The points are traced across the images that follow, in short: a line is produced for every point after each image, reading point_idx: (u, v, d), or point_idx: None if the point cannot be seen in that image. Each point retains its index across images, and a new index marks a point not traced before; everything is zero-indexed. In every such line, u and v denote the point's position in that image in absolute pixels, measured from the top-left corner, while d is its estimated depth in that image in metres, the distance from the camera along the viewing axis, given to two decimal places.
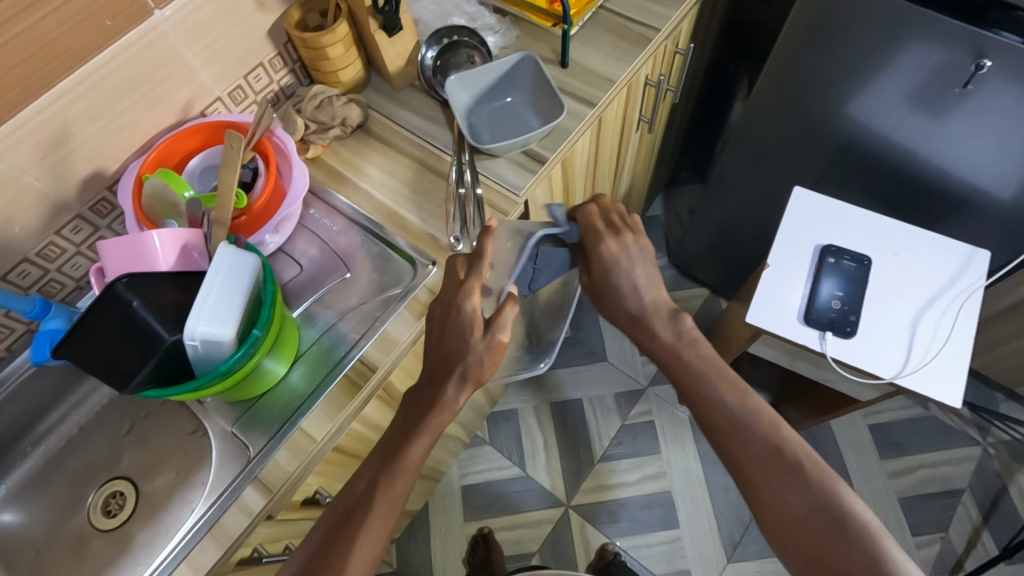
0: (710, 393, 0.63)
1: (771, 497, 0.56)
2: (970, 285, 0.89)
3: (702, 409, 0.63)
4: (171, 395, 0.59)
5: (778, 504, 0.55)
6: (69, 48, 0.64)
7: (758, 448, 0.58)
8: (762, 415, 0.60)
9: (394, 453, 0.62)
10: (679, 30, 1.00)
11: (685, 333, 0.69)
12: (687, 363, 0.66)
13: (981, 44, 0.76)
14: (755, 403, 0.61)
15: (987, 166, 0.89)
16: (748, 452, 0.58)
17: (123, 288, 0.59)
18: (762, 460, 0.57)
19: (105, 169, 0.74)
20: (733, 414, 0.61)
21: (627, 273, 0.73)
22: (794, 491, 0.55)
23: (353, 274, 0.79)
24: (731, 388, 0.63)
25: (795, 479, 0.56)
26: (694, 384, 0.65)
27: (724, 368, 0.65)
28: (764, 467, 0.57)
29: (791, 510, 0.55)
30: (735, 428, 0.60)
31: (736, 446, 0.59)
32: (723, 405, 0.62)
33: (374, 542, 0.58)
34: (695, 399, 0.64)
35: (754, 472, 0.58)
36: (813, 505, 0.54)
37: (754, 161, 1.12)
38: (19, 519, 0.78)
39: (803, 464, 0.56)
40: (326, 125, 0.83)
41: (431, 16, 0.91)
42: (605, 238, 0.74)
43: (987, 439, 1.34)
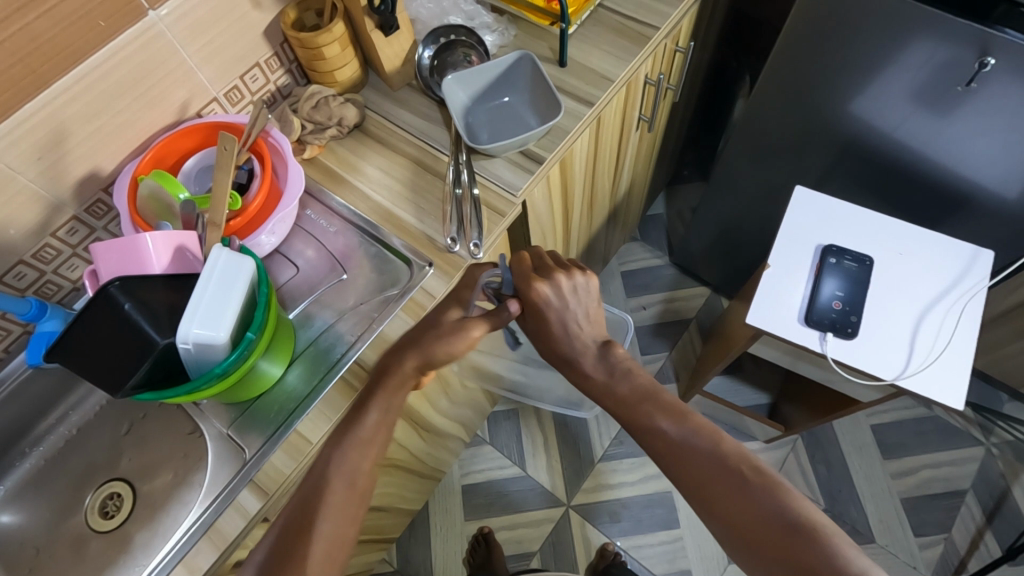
0: (649, 421, 0.62)
1: (729, 514, 0.55)
2: (974, 284, 0.88)
3: (645, 439, 0.62)
4: (165, 397, 0.59)
5: (734, 520, 0.55)
6: (64, 48, 0.63)
7: (703, 464, 0.58)
8: (701, 433, 0.60)
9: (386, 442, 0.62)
10: (679, 28, 0.99)
11: (616, 367, 0.66)
12: (620, 393, 0.64)
13: (984, 41, 0.75)
14: (692, 422, 0.60)
15: (994, 165, 0.88)
16: (698, 473, 0.58)
17: (116, 291, 0.59)
18: (709, 474, 0.57)
19: (101, 170, 0.74)
20: (672, 437, 0.60)
21: (562, 320, 0.66)
22: (749, 504, 0.55)
23: (350, 275, 0.79)
24: (671, 412, 0.62)
25: (748, 491, 0.55)
26: (633, 417, 0.63)
27: (661, 393, 0.64)
28: (715, 485, 0.56)
29: (751, 522, 0.54)
30: (677, 451, 0.59)
31: (685, 469, 0.58)
32: (665, 431, 0.61)
33: None
34: (632, 427, 0.63)
35: (706, 491, 0.57)
36: (769, 515, 0.54)
37: (755, 160, 1.11)
38: (18, 520, 0.78)
39: (751, 475, 0.56)
40: (323, 125, 0.83)
41: (428, 15, 0.90)
42: (535, 282, 0.65)
43: (990, 439, 1.33)
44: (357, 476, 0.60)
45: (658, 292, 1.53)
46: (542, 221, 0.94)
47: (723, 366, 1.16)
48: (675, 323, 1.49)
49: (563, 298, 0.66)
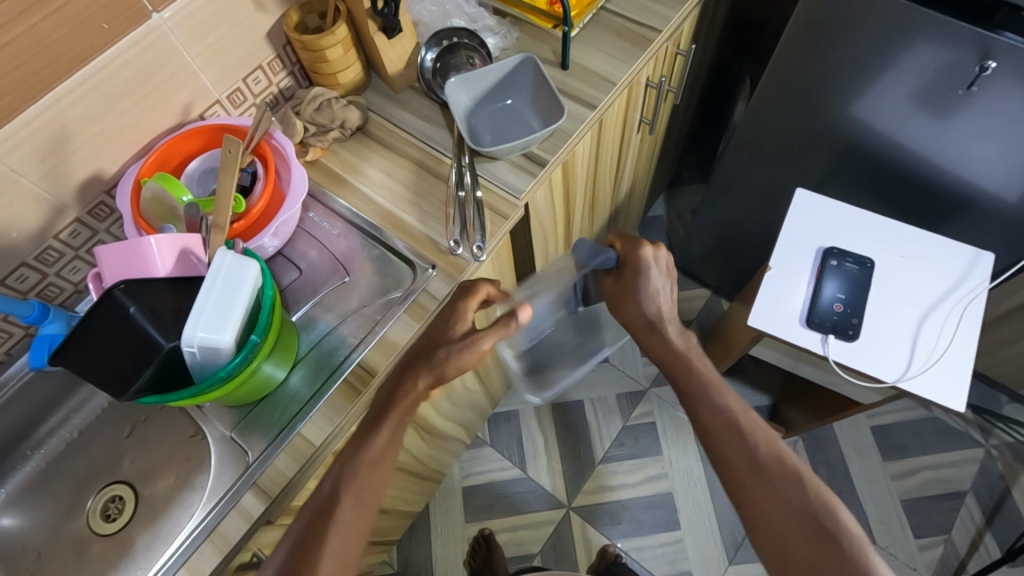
0: (709, 402, 0.65)
1: (764, 504, 0.58)
2: (973, 288, 0.88)
3: (701, 416, 0.65)
4: (170, 400, 0.59)
5: (769, 511, 0.58)
6: (67, 51, 0.63)
7: (758, 453, 0.61)
8: (756, 427, 0.63)
9: (355, 450, 0.63)
10: (681, 30, 0.99)
11: (692, 345, 0.71)
12: (695, 371, 0.68)
13: (985, 44, 0.75)
14: (754, 417, 0.64)
15: (995, 168, 0.88)
16: (749, 461, 0.61)
17: (120, 294, 0.59)
18: (760, 466, 0.60)
19: (104, 172, 0.74)
20: (734, 422, 0.63)
21: (652, 285, 0.72)
22: (788, 498, 0.58)
23: (353, 278, 0.79)
24: (733, 400, 0.65)
25: (789, 485, 0.59)
26: (697, 395, 0.67)
27: (723, 382, 0.67)
28: (760, 476, 0.60)
29: (785, 515, 0.57)
30: (735, 438, 0.62)
31: (731, 454, 0.62)
32: (723, 416, 0.64)
33: (347, 536, 0.59)
34: (693, 405, 0.66)
35: (751, 479, 0.60)
36: (805, 513, 0.57)
37: (756, 163, 1.11)
38: (19, 523, 0.78)
39: (798, 472, 0.59)
40: (326, 127, 0.83)
41: (431, 17, 0.90)
42: (642, 245, 0.73)
43: (989, 440, 1.34)
44: (336, 488, 0.61)
45: None
46: (544, 223, 0.94)
47: (723, 368, 1.16)
48: None
49: (660, 267, 0.73)
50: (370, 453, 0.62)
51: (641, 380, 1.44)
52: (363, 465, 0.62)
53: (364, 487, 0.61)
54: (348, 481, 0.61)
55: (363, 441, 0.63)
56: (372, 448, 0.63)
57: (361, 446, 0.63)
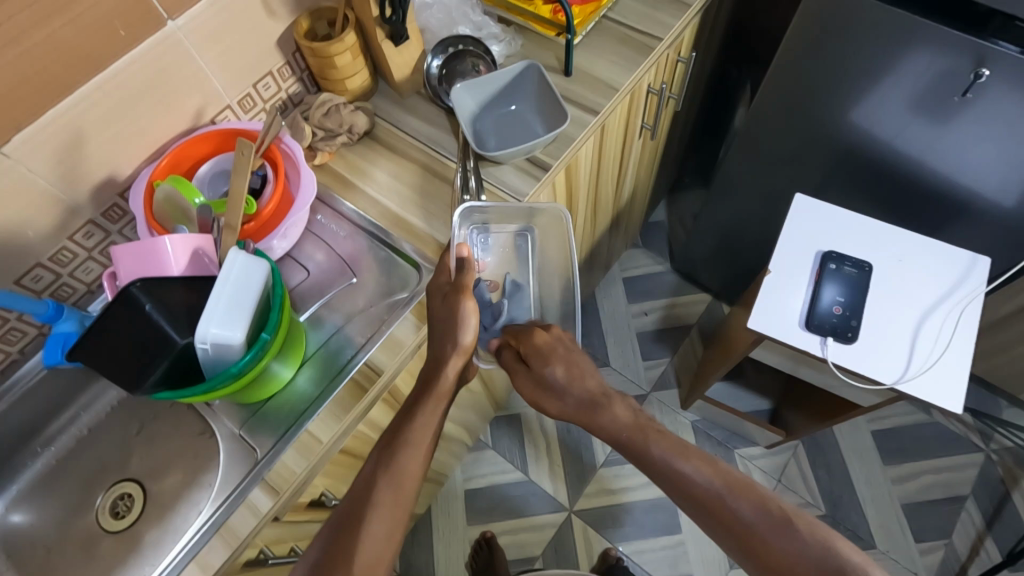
0: (678, 471, 0.64)
1: (769, 557, 0.58)
2: (971, 291, 0.89)
3: (677, 487, 0.64)
4: (183, 396, 0.61)
5: (780, 566, 0.58)
6: (86, 56, 0.65)
7: (741, 511, 0.61)
8: (730, 480, 0.63)
9: (397, 433, 0.64)
10: (682, 38, 1.01)
11: (641, 417, 0.69)
12: (648, 440, 0.67)
13: (981, 53, 0.77)
14: (720, 469, 0.64)
15: (991, 175, 0.90)
16: (733, 514, 0.61)
17: (137, 291, 0.60)
18: (748, 522, 0.60)
19: (117, 175, 0.76)
20: (708, 487, 0.63)
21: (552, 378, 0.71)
22: (789, 545, 0.58)
23: (359, 278, 0.81)
24: (699, 460, 0.64)
25: (785, 532, 0.58)
26: (664, 464, 0.65)
27: (687, 443, 0.66)
28: (755, 530, 0.60)
29: (790, 568, 0.57)
30: (718, 503, 0.62)
31: (722, 515, 0.61)
32: (690, 476, 0.64)
33: (389, 522, 0.58)
34: (665, 478, 0.65)
35: (746, 536, 0.60)
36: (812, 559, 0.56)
37: (756, 168, 1.13)
38: (29, 519, 0.79)
39: (788, 520, 0.59)
40: (334, 132, 0.84)
41: (437, 25, 0.92)
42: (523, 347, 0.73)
43: (990, 445, 1.34)
44: (375, 474, 0.61)
45: (660, 298, 1.54)
46: None
47: (724, 372, 1.17)
48: (676, 329, 1.50)
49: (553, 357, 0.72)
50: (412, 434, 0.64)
51: (642, 384, 1.45)
52: (405, 451, 0.62)
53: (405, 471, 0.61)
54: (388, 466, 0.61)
55: (402, 425, 0.65)
56: (409, 433, 0.64)
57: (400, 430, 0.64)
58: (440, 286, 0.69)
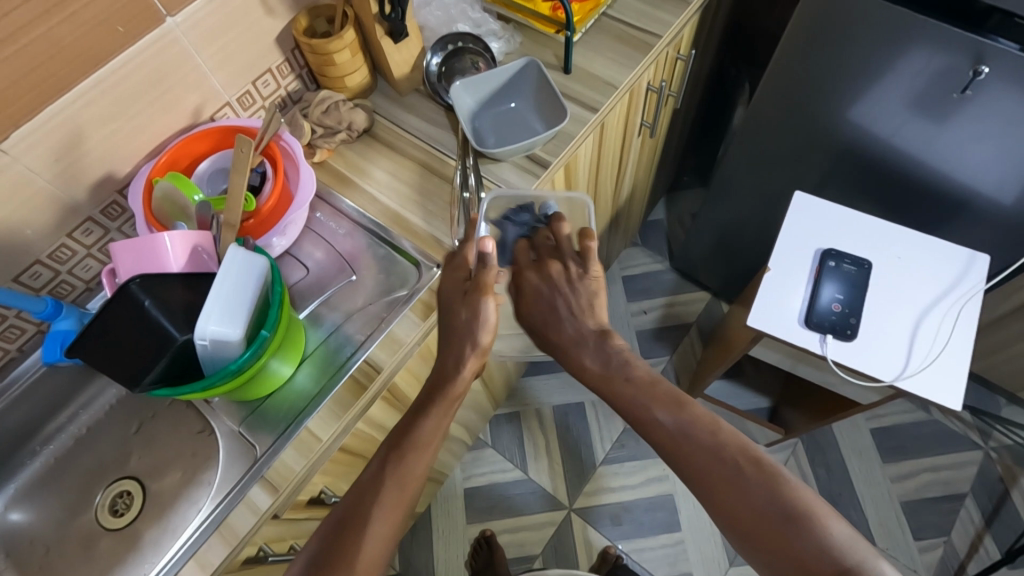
0: (645, 412, 0.62)
1: (723, 501, 0.55)
2: (970, 289, 0.89)
3: (644, 428, 0.62)
4: (182, 393, 0.60)
5: (731, 504, 0.55)
6: (84, 53, 0.65)
7: (700, 453, 0.57)
8: (698, 422, 0.59)
9: (404, 435, 0.63)
10: (681, 35, 1.01)
11: (613, 358, 0.67)
12: (620, 384, 0.65)
13: (979, 49, 0.77)
14: (688, 412, 0.60)
15: (989, 172, 0.90)
16: (691, 455, 0.58)
17: (136, 289, 0.60)
18: (708, 464, 0.57)
19: (116, 173, 0.75)
20: (671, 428, 0.60)
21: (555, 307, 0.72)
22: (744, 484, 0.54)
23: (359, 276, 0.81)
24: (666, 402, 0.61)
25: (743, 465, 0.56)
26: (633, 406, 0.63)
27: (657, 385, 0.63)
28: (712, 473, 0.56)
29: (738, 509, 0.54)
30: (677, 444, 0.59)
31: (680, 448, 0.58)
32: (659, 420, 0.61)
33: (388, 521, 0.58)
34: (633, 419, 0.63)
35: (703, 479, 0.57)
36: (765, 504, 0.53)
37: (755, 166, 1.13)
38: (28, 517, 0.79)
39: (745, 460, 0.56)
40: (333, 129, 0.84)
41: (436, 22, 0.92)
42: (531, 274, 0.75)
43: (989, 443, 1.34)
44: (381, 472, 0.61)
45: (659, 297, 1.54)
46: None
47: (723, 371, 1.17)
48: (675, 327, 1.51)
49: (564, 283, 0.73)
50: (419, 436, 0.62)
51: None
52: (411, 452, 0.61)
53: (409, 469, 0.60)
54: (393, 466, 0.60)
55: (409, 429, 0.63)
56: (417, 434, 0.62)
57: (407, 431, 0.63)
58: (457, 285, 0.69)
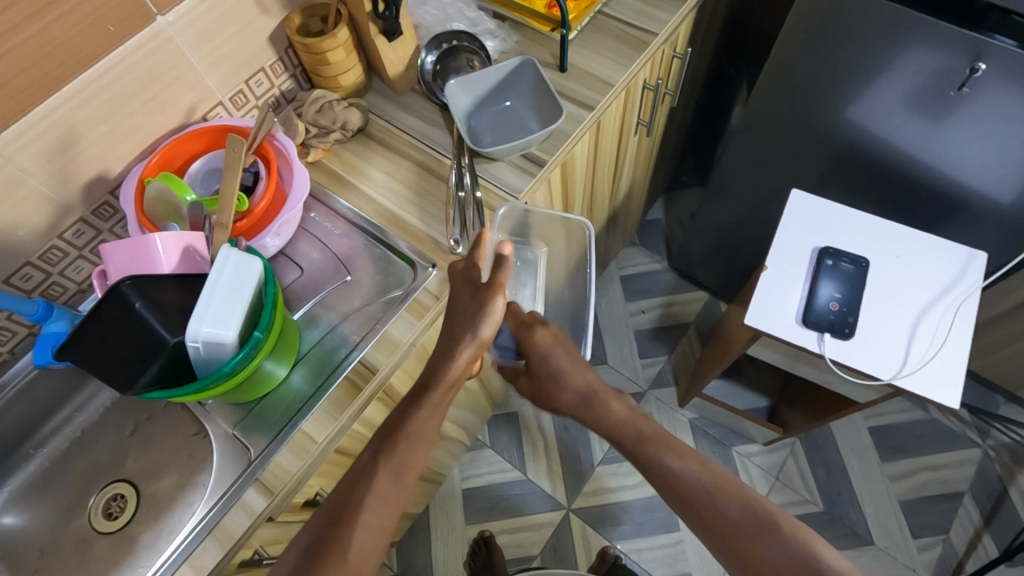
0: (666, 467, 0.65)
1: (750, 554, 0.59)
2: (969, 286, 0.89)
3: (665, 483, 0.65)
4: (175, 395, 0.60)
5: (759, 558, 0.59)
6: (76, 52, 0.64)
7: (729, 512, 0.61)
8: (721, 484, 0.63)
9: (397, 426, 0.62)
10: (678, 34, 1.00)
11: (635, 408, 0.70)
12: (644, 432, 0.68)
13: (976, 47, 0.77)
14: (712, 469, 0.64)
15: (988, 171, 0.90)
16: (719, 513, 0.61)
17: (127, 290, 0.60)
18: (735, 523, 0.61)
19: (109, 173, 0.75)
20: (698, 483, 0.63)
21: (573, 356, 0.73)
22: (776, 550, 0.58)
23: (354, 276, 0.80)
24: (688, 456, 0.65)
25: (770, 531, 0.60)
26: (652, 460, 0.66)
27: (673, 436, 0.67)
28: (742, 532, 0.60)
29: (765, 562, 0.58)
30: (706, 501, 0.62)
31: (712, 518, 0.62)
32: (684, 476, 0.64)
33: (381, 512, 0.58)
34: (654, 474, 0.66)
35: (731, 536, 0.60)
36: (791, 559, 0.57)
37: (753, 165, 1.13)
38: (21, 521, 0.78)
39: (774, 521, 0.60)
40: (327, 129, 0.83)
41: (431, 21, 0.92)
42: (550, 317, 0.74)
43: (987, 441, 1.34)
44: (375, 459, 0.60)
45: (658, 297, 1.54)
46: None
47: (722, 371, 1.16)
48: (673, 327, 1.50)
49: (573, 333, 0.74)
50: (412, 427, 0.62)
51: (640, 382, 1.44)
52: (403, 443, 0.61)
53: (400, 457, 0.60)
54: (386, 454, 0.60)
55: (404, 417, 0.62)
56: (409, 425, 0.62)
57: (400, 422, 0.62)
58: (469, 279, 0.68)
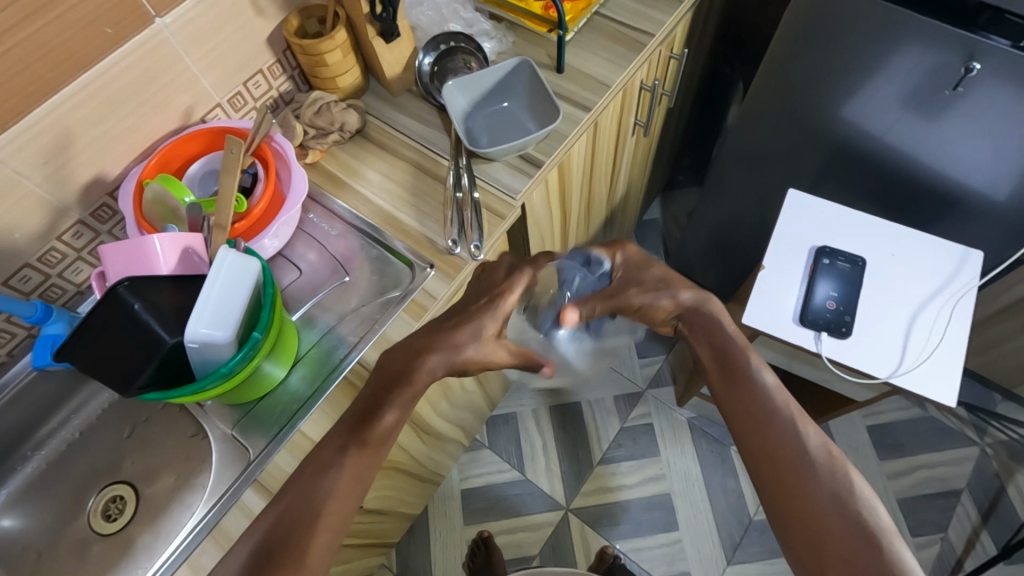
0: (750, 383, 0.62)
1: (795, 484, 0.55)
2: (964, 285, 0.89)
3: (742, 394, 0.62)
4: (173, 396, 0.60)
5: (798, 494, 0.55)
6: (72, 54, 0.65)
7: (790, 442, 0.57)
8: (796, 419, 0.59)
9: (364, 424, 0.61)
10: (674, 34, 1.01)
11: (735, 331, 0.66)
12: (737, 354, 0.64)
13: (970, 46, 0.77)
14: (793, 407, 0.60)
15: (983, 169, 0.90)
16: (786, 435, 0.58)
17: (124, 291, 0.60)
18: (797, 452, 0.57)
19: (106, 175, 0.75)
20: (774, 408, 0.60)
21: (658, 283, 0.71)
22: (824, 494, 0.54)
23: (352, 277, 0.80)
24: (776, 389, 0.61)
25: (836, 476, 0.55)
26: (739, 372, 0.63)
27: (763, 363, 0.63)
28: (796, 464, 0.56)
29: (805, 499, 0.54)
30: (772, 426, 0.59)
31: (768, 439, 0.58)
32: (767, 397, 0.61)
33: (341, 511, 0.57)
34: (730, 385, 0.63)
35: (778, 460, 0.57)
36: (832, 510, 0.53)
37: (749, 164, 1.13)
38: (19, 523, 0.78)
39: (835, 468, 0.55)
40: (325, 130, 0.84)
41: (428, 22, 0.92)
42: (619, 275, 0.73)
43: (984, 439, 1.35)
44: (338, 458, 0.59)
45: None
46: (541, 224, 0.95)
47: None
48: None
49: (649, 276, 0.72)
50: (379, 429, 0.61)
51: (638, 382, 1.45)
52: (372, 444, 0.60)
53: (367, 459, 0.59)
54: (352, 454, 0.59)
55: (372, 416, 0.61)
56: (377, 425, 0.61)
57: (366, 423, 0.61)
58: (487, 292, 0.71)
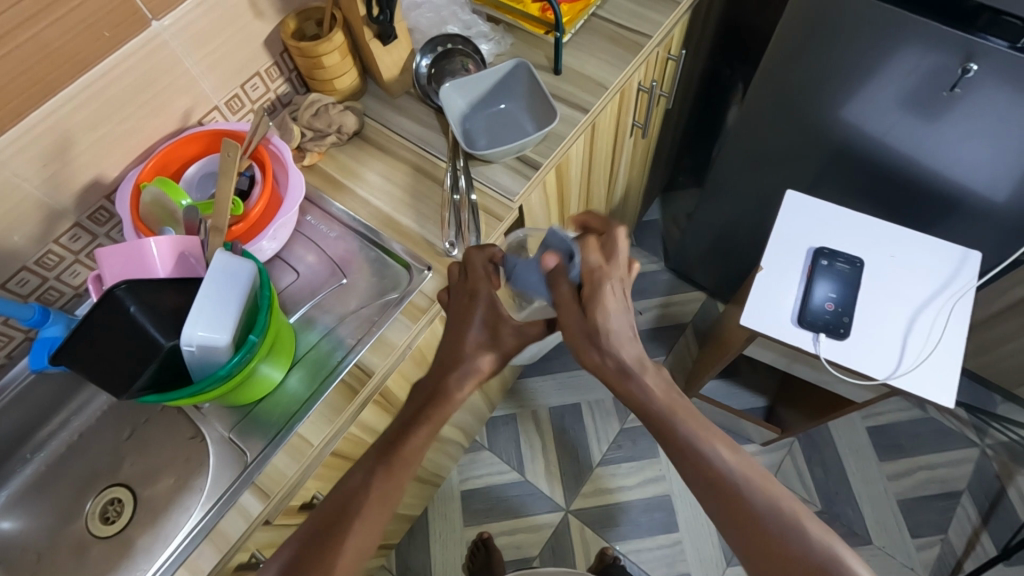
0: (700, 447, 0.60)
1: (767, 542, 0.57)
2: (962, 286, 0.89)
3: (690, 464, 0.60)
4: (170, 399, 0.60)
5: (774, 548, 0.57)
6: (70, 57, 0.65)
7: (754, 500, 0.58)
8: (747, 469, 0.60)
9: (391, 447, 0.63)
10: (672, 35, 1.01)
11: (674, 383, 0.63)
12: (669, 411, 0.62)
13: (968, 47, 0.77)
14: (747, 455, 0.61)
15: (982, 169, 0.90)
16: (745, 497, 0.58)
17: (122, 294, 0.60)
18: (761, 510, 0.58)
19: (104, 178, 0.75)
20: (729, 470, 0.59)
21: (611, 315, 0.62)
22: (797, 544, 0.56)
23: (350, 279, 0.80)
24: (726, 444, 0.61)
25: (796, 535, 0.57)
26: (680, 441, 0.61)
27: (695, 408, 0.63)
28: (760, 521, 0.57)
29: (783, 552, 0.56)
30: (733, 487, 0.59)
31: (731, 502, 0.58)
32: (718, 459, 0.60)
33: (366, 535, 0.60)
34: (676, 450, 0.61)
35: (739, 516, 0.58)
36: (811, 563, 0.55)
37: (748, 165, 1.13)
38: (18, 525, 0.78)
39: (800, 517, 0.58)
40: (323, 132, 0.84)
41: (426, 24, 0.92)
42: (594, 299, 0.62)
43: (985, 440, 1.34)
44: (366, 482, 0.62)
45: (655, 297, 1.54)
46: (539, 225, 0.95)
47: (719, 370, 1.17)
48: (671, 327, 1.50)
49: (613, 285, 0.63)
50: (406, 452, 0.63)
51: None
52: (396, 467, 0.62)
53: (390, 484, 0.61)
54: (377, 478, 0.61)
55: (399, 439, 0.63)
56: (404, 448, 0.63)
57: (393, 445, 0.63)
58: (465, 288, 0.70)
